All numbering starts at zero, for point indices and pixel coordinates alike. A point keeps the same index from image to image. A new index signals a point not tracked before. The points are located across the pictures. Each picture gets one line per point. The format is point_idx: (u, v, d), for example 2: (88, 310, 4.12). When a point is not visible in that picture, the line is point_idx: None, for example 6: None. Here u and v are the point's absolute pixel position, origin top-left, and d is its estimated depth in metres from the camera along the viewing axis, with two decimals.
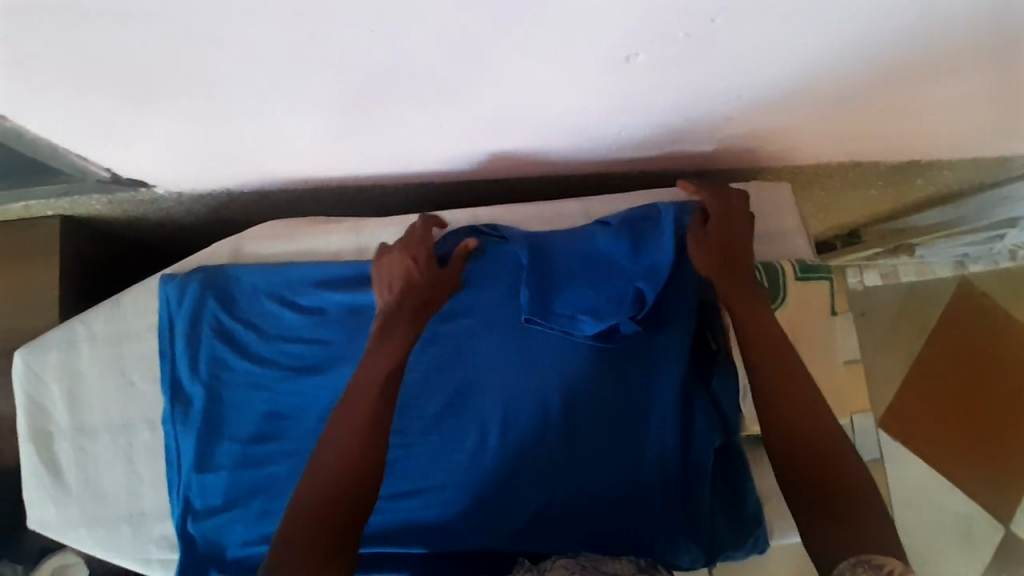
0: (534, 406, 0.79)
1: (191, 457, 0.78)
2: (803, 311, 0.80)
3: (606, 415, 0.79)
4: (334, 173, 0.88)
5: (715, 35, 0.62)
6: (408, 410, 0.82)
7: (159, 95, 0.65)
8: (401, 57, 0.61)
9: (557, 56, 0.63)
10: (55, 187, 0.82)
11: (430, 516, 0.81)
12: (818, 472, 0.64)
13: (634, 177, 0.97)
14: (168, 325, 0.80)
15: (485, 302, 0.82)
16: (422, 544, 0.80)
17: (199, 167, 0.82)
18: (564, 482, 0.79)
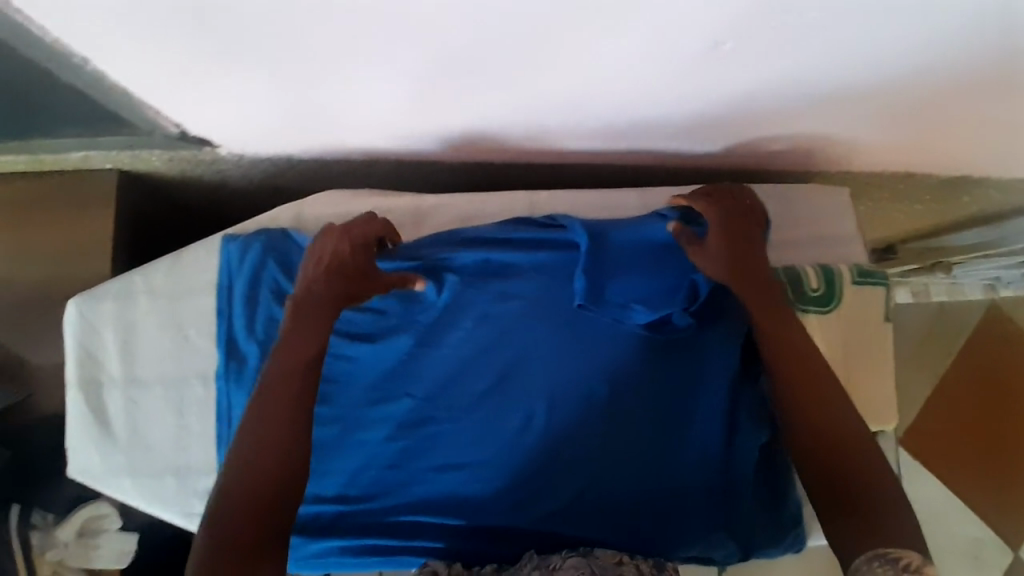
0: (583, 389, 0.79)
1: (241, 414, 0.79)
2: (858, 314, 0.81)
3: (654, 406, 0.79)
4: (396, 147, 0.89)
5: (804, 30, 0.62)
6: (455, 385, 0.82)
7: (239, 52, 0.66)
8: (484, 31, 0.62)
9: (639, 41, 0.63)
10: (121, 139, 0.83)
11: (471, 491, 0.80)
12: (839, 473, 0.68)
13: (689, 172, 0.97)
14: (227, 284, 0.81)
15: (543, 283, 0.81)
16: (460, 518, 0.79)
17: (264, 130, 0.82)
18: (608, 466, 0.79)
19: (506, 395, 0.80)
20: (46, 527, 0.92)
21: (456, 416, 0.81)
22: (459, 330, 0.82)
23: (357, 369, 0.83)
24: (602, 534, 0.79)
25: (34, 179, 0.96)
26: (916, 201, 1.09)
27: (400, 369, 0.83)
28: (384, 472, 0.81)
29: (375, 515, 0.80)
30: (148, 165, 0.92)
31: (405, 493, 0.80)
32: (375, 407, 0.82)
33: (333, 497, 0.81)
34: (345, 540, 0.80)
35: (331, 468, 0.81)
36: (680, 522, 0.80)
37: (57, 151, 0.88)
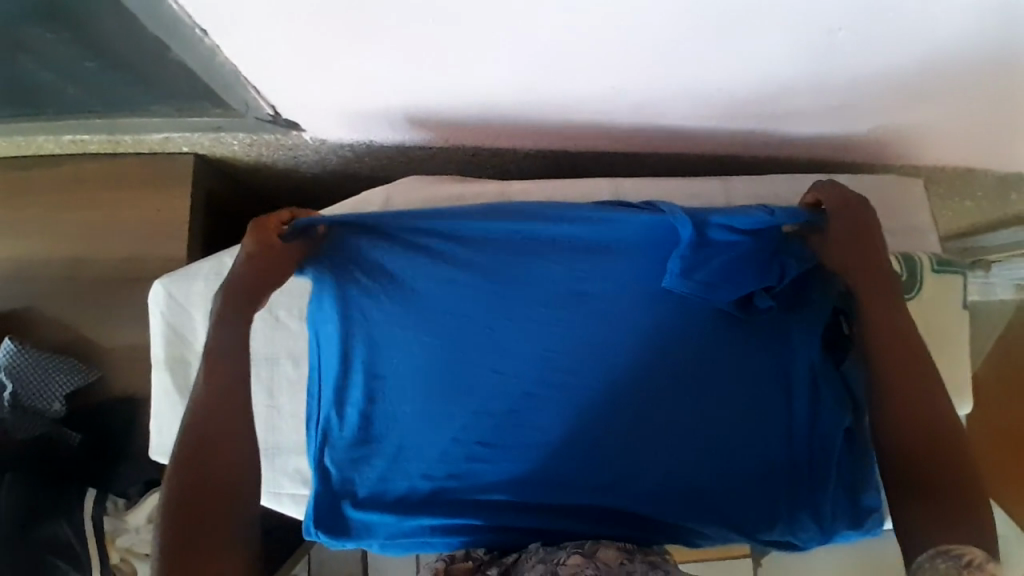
0: (666, 369, 0.80)
1: (332, 393, 0.81)
2: (936, 302, 0.85)
3: (741, 389, 0.80)
4: (479, 136, 0.89)
5: (908, 17, 0.63)
6: (541, 364, 0.80)
7: (353, 31, 0.66)
8: (590, 8, 0.62)
9: (740, 22, 0.64)
10: (211, 120, 0.83)
11: (555, 471, 0.79)
12: (919, 468, 0.68)
13: (760, 166, 0.98)
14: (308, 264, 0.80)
15: (628, 261, 0.81)
16: (543, 497, 0.79)
17: (355, 116, 0.83)
18: (690, 446, 0.79)
19: (593, 374, 0.80)
20: (116, 513, 0.90)
21: (543, 395, 0.80)
22: (548, 309, 0.81)
23: (442, 348, 0.81)
24: (687, 516, 0.79)
25: (109, 160, 0.97)
26: (967, 200, 1.10)
27: (485, 348, 0.81)
28: (470, 449, 0.79)
29: (461, 496, 0.79)
30: (226, 149, 0.92)
31: (492, 473, 0.79)
32: (460, 386, 0.80)
33: (418, 478, 0.79)
34: (430, 522, 0.79)
35: (420, 447, 0.80)
36: (767, 506, 0.80)
37: (138, 131, 0.88)
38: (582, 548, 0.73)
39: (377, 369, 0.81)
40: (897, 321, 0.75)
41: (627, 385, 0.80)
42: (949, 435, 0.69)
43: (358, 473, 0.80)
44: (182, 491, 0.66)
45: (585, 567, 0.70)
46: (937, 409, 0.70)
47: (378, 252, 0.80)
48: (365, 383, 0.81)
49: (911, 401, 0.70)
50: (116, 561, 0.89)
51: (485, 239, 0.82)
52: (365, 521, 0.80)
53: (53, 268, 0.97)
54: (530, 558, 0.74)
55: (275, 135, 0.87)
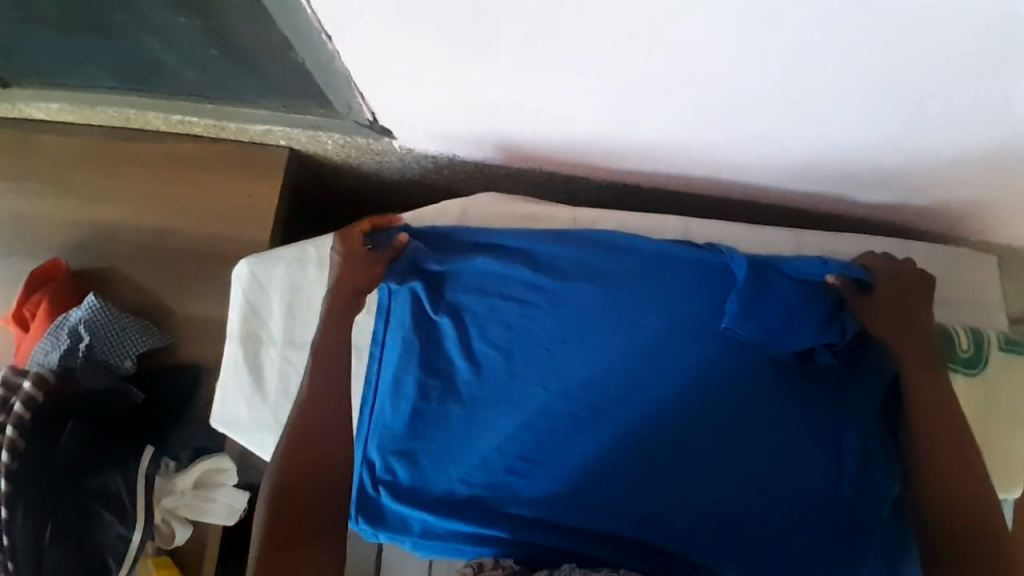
0: (718, 411, 0.79)
1: (391, 383, 0.85)
2: (1004, 382, 0.83)
3: (793, 442, 0.79)
4: (559, 162, 0.93)
5: (999, 96, 0.64)
6: (592, 387, 0.82)
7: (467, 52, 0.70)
8: (684, 59, 0.65)
9: (828, 86, 0.66)
10: (313, 118, 0.89)
11: (594, 496, 0.79)
12: (953, 536, 0.72)
13: (830, 225, 0.98)
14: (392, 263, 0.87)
15: (689, 301, 0.84)
16: (580, 521, 0.78)
17: (446, 130, 0.87)
18: (735, 493, 0.78)
19: (644, 404, 0.80)
20: (167, 475, 0.93)
21: (590, 418, 0.81)
22: (606, 334, 0.83)
23: (499, 357, 0.84)
24: (726, 561, 0.77)
25: (210, 143, 1.04)
26: None
27: (540, 363, 0.83)
28: (512, 461, 0.81)
29: (497, 506, 0.80)
30: (319, 147, 0.98)
31: (530, 487, 0.80)
32: (512, 397, 0.83)
33: (458, 481, 0.81)
34: (462, 527, 0.80)
35: (464, 450, 0.82)
36: (811, 565, 0.77)
37: (243, 120, 0.95)
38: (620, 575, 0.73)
39: (436, 368, 0.85)
40: (942, 399, 0.79)
41: (679, 421, 0.79)
42: (985, 511, 0.73)
43: (401, 466, 0.82)
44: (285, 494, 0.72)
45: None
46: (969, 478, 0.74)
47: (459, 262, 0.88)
48: (421, 381, 0.84)
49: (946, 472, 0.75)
50: (158, 521, 0.92)
51: (557, 260, 0.88)
52: (402, 516, 0.82)
53: (144, 236, 1.03)
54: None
55: (367, 139, 0.92)
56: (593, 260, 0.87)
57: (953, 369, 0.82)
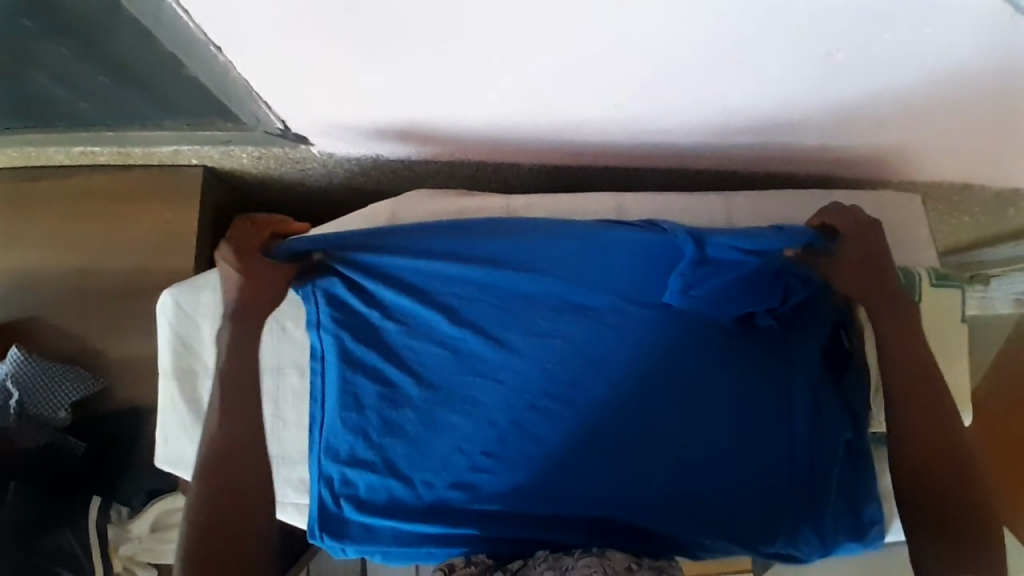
0: (669, 381, 0.80)
1: (342, 395, 0.82)
2: (934, 315, 0.86)
3: (745, 402, 0.80)
4: (485, 151, 0.91)
5: (893, 44, 0.66)
6: (548, 376, 0.80)
7: (374, 53, 0.68)
8: (588, 37, 0.65)
9: (731, 49, 0.67)
10: (222, 133, 0.85)
11: (558, 481, 0.79)
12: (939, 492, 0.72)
13: (759, 182, 0.99)
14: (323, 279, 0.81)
15: (633, 281, 0.80)
16: (548, 509, 0.79)
17: (365, 131, 0.85)
18: (695, 459, 0.79)
19: (596, 386, 0.80)
20: (121, 523, 0.90)
21: (549, 406, 0.80)
22: (552, 324, 0.81)
23: (452, 358, 0.82)
24: (689, 526, 0.79)
25: (119, 172, 0.98)
26: (962, 213, 1.13)
27: (494, 358, 0.81)
28: (475, 459, 0.80)
29: (464, 506, 0.79)
30: (235, 162, 0.95)
31: (495, 482, 0.79)
32: (469, 397, 0.81)
33: (421, 486, 0.79)
34: (430, 534, 0.79)
35: (423, 455, 0.80)
36: (772, 516, 0.80)
37: (147, 144, 0.89)
38: (591, 552, 0.74)
39: (388, 377, 0.82)
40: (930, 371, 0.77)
41: (635, 397, 0.80)
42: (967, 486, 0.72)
43: (361, 481, 0.80)
44: (206, 528, 0.70)
45: (596, 568, 0.71)
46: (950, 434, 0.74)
47: (383, 267, 0.82)
48: (375, 393, 0.81)
49: (928, 430, 0.74)
50: (118, 571, 0.88)
51: (488, 252, 0.82)
52: (365, 526, 0.80)
53: (61, 278, 0.98)
54: (540, 561, 0.75)
55: (284, 148, 0.89)
56: (526, 246, 0.82)
57: None
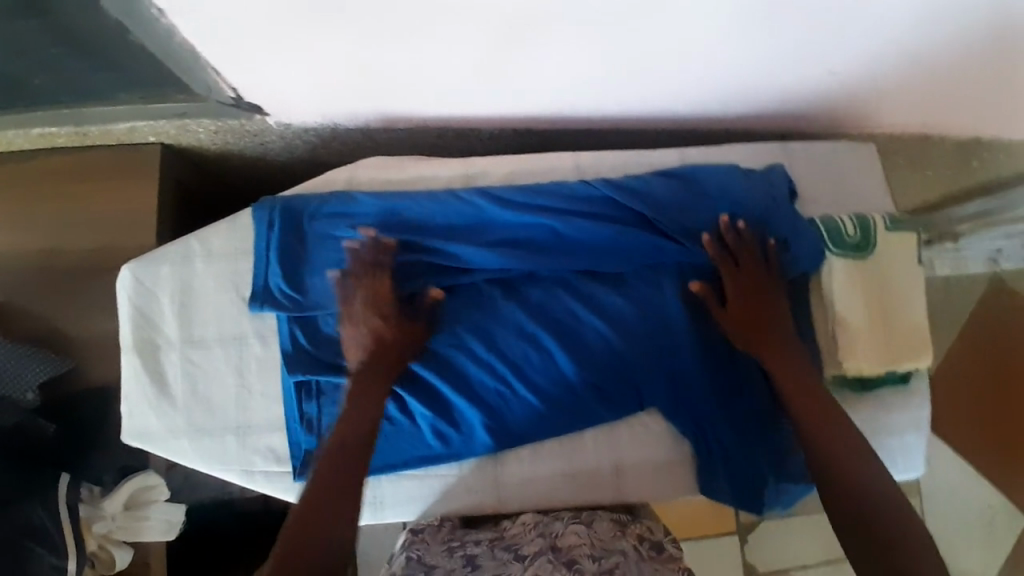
0: (634, 304, 0.84)
1: (309, 248, 0.80)
2: (891, 261, 0.83)
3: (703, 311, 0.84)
4: (444, 115, 0.92)
5: None
6: (518, 258, 0.82)
7: (324, 6, 0.68)
8: None
9: None
10: (174, 106, 0.86)
11: (536, 359, 0.82)
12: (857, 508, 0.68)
13: (718, 134, 1.01)
14: (283, 228, 0.80)
15: (630, 277, 0.85)
16: (527, 387, 0.81)
17: (322, 96, 0.85)
18: (658, 364, 0.83)
19: (567, 291, 0.84)
20: (92, 501, 0.88)
21: (526, 297, 0.83)
22: (536, 253, 0.83)
23: (416, 236, 0.82)
24: (654, 378, 0.83)
25: (81, 153, 0.98)
26: (928, 165, 1.14)
27: (460, 223, 0.83)
28: (454, 338, 0.81)
29: (442, 387, 0.80)
30: (193, 139, 0.95)
31: (474, 365, 0.81)
32: (443, 250, 0.82)
33: (403, 367, 0.80)
34: (403, 396, 0.80)
35: (405, 341, 0.81)
36: (729, 372, 0.83)
37: (104, 121, 0.91)
38: (579, 519, 0.76)
39: (355, 254, 0.81)
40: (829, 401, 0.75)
41: (602, 307, 0.84)
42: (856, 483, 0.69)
43: (331, 340, 0.79)
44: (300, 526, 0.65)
45: (584, 538, 0.72)
46: (856, 458, 0.71)
47: (360, 216, 0.82)
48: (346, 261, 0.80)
49: (836, 439, 0.72)
50: (93, 549, 0.87)
51: (490, 220, 0.83)
52: (334, 383, 0.79)
53: (22, 261, 0.96)
54: (528, 530, 0.75)
55: (239, 121, 0.89)
56: (521, 232, 0.84)
57: (842, 255, 0.82)
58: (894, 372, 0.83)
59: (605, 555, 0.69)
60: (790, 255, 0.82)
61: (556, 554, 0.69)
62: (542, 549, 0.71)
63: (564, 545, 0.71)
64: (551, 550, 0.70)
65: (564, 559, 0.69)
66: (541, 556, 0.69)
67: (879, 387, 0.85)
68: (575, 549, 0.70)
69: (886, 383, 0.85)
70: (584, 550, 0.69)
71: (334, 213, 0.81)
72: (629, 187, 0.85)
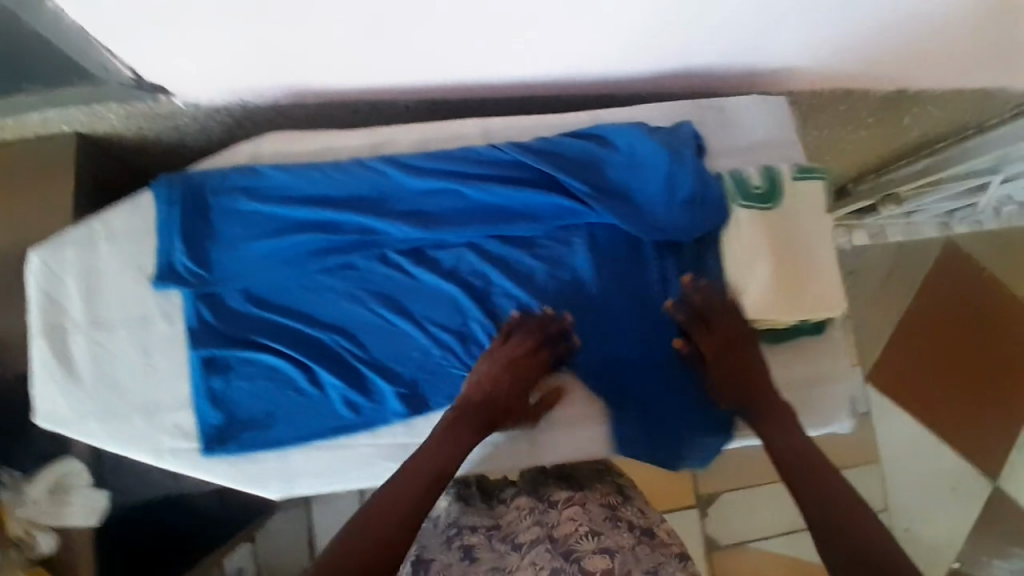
0: (546, 266, 0.84)
1: (212, 222, 0.79)
2: (801, 211, 0.82)
3: (614, 269, 0.84)
4: (353, 88, 0.92)
5: None
6: (427, 226, 0.81)
7: None
8: None
9: None
10: (78, 91, 0.86)
11: (448, 327, 0.82)
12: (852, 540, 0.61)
13: (635, 97, 1.01)
14: (183, 202, 0.78)
15: (542, 239, 0.84)
16: (440, 355, 0.81)
17: (225, 74, 0.85)
18: (571, 324, 0.83)
19: (478, 256, 0.83)
20: (13, 488, 0.85)
21: (437, 265, 0.82)
22: (445, 220, 0.82)
23: (321, 207, 0.80)
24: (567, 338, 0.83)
25: None
26: (858, 124, 1.14)
27: (368, 191, 0.81)
28: (364, 309, 0.81)
29: (354, 358, 0.80)
30: (107, 126, 0.94)
31: (385, 335, 0.81)
32: (349, 221, 0.80)
33: (313, 340, 0.80)
34: (313, 369, 0.79)
35: (315, 314, 0.80)
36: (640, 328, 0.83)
37: (16, 110, 0.89)
38: (573, 500, 0.71)
39: (260, 228, 0.80)
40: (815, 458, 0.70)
41: (514, 271, 0.83)
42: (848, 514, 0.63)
43: (239, 315, 0.79)
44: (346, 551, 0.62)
45: (579, 520, 0.68)
46: (840, 495, 0.65)
47: (264, 188, 0.80)
48: (250, 236, 0.79)
49: (817, 478, 0.68)
50: (18, 536, 0.83)
51: (398, 187, 0.82)
52: (242, 357, 0.79)
53: None
54: (523, 516, 0.71)
55: (146, 104, 0.89)
56: (429, 199, 0.82)
57: (749, 206, 0.82)
58: (806, 322, 0.84)
59: (604, 540, 0.66)
60: (697, 212, 0.82)
61: (554, 544, 0.66)
62: (539, 538, 0.67)
63: (562, 532, 0.67)
64: (551, 539, 0.66)
65: (563, 550, 0.65)
66: (540, 547, 0.66)
67: (794, 336, 0.86)
68: (572, 535, 0.67)
69: (801, 332, 0.86)
70: (583, 533, 0.66)
71: (237, 186, 0.80)
72: (538, 148, 0.84)
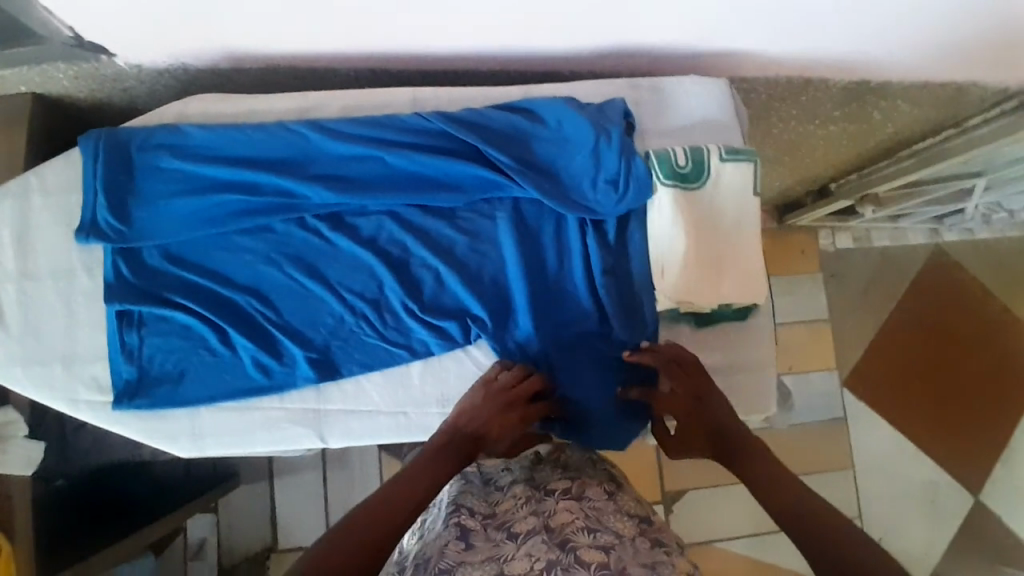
0: (466, 237, 0.83)
1: (135, 178, 0.80)
2: (723, 193, 0.81)
3: (535, 245, 0.84)
4: (292, 53, 0.92)
5: None
6: (345, 192, 0.81)
7: None
8: None
9: None
10: (24, 51, 0.88)
11: (363, 295, 0.81)
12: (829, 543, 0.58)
13: (580, 73, 1.00)
14: (106, 156, 0.79)
15: (464, 211, 0.84)
16: (353, 322, 0.81)
17: (161, 35, 0.86)
18: (488, 299, 0.82)
19: (399, 225, 0.83)
20: None
21: (355, 233, 0.82)
22: (365, 187, 0.82)
23: (242, 169, 0.80)
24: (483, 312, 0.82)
25: None
26: (825, 118, 1.09)
27: (290, 156, 0.82)
28: (280, 273, 0.81)
29: (266, 321, 0.81)
30: (58, 87, 0.97)
31: (299, 300, 0.81)
32: (269, 184, 0.81)
33: (228, 301, 0.81)
34: (225, 329, 0.80)
35: (231, 275, 0.81)
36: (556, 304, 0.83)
37: None
38: (570, 493, 0.66)
39: (181, 186, 0.81)
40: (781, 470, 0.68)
41: (433, 242, 0.83)
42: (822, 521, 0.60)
43: (157, 273, 0.81)
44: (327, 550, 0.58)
45: (576, 513, 0.63)
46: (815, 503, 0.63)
47: (188, 148, 0.81)
48: (172, 195, 0.80)
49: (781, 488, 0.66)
50: None
51: (321, 152, 0.82)
52: (157, 314, 0.80)
53: None
54: (519, 504, 0.65)
55: (91, 64, 0.91)
56: (351, 165, 0.82)
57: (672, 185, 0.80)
58: (728, 305, 0.83)
59: (601, 533, 0.61)
60: (619, 190, 0.80)
61: (550, 535, 0.60)
62: (533, 527, 0.61)
63: (556, 523, 0.62)
64: (545, 530, 0.61)
65: (558, 541, 0.59)
66: (535, 536, 0.60)
67: (716, 323, 0.84)
68: (568, 527, 0.61)
69: (725, 318, 0.84)
70: (578, 526, 0.61)
71: (161, 145, 0.81)
72: (463, 118, 0.82)
